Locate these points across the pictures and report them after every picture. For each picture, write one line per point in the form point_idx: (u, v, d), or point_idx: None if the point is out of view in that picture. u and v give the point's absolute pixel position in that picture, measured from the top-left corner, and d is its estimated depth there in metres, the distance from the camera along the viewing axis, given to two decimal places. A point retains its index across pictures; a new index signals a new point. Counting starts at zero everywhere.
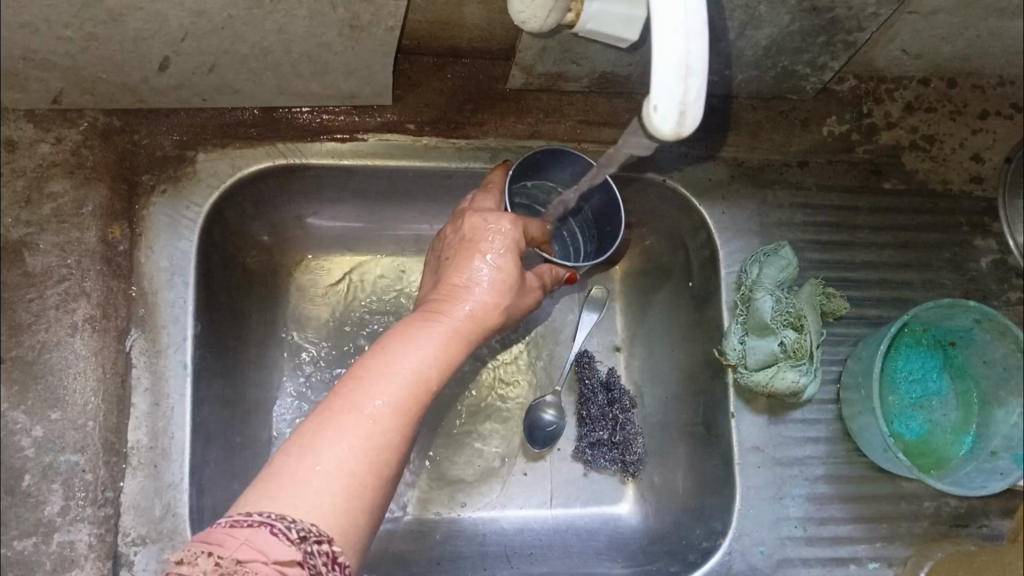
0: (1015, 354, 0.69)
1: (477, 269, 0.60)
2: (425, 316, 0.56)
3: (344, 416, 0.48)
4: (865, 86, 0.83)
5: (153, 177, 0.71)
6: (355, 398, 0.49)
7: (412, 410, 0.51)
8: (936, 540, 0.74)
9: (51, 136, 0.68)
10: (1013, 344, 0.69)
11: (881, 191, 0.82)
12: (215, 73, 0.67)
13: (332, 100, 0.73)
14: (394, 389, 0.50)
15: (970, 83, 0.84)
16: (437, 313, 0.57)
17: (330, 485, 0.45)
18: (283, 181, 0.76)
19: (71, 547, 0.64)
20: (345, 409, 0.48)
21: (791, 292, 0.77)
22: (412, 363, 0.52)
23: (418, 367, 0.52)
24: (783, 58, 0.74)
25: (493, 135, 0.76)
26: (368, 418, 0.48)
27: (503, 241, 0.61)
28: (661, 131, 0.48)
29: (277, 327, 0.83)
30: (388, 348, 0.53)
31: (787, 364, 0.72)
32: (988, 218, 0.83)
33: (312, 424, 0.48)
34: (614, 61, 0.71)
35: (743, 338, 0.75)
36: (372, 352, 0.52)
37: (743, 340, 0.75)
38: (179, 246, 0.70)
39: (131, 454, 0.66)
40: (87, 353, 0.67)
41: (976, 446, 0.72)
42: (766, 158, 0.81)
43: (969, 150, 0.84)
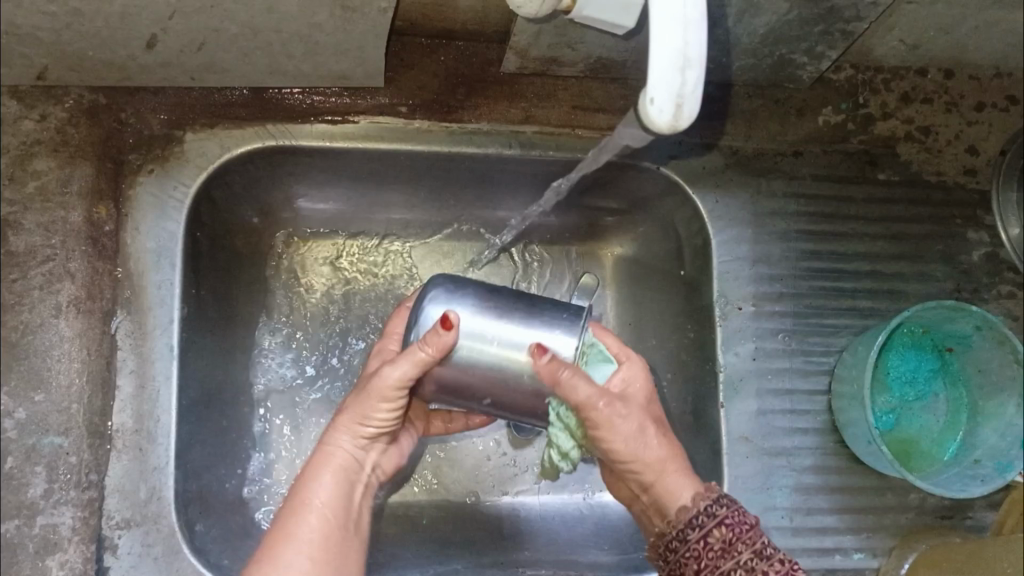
0: (1011, 365, 0.73)
1: (387, 393, 0.60)
2: (315, 459, 0.63)
3: (297, 507, 0.60)
4: (862, 76, 0.82)
5: (140, 157, 0.69)
6: (306, 490, 0.61)
7: (342, 516, 0.61)
8: (922, 531, 0.76)
9: (36, 113, 0.67)
10: (1011, 355, 0.73)
11: (876, 183, 0.82)
12: (204, 51, 0.65)
13: (323, 80, 0.71)
14: (315, 513, 0.60)
15: (966, 74, 0.84)
16: (323, 451, 0.63)
17: (320, 549, 0.59)
18: (272, 164, 0.74)
19: (54, 530, 0.63)
20: (298, 502, 0.61)
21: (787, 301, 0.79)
22: (327, 486, 0.62)
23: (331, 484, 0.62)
24: (781, 46, 0.73)
25: (486, 119, 0.75)
26: (317, 506, 0.60)
27: (425, 361, 0.57)
28: (657, 122, 0.48)
29: (263, 308, 0.82)
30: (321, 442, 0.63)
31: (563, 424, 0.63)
32: (981, 211, 0.83)
33: (259, 561, 0.57)
34: (610, 47, 0.71)
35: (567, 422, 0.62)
36: (307, 467, 0.63)
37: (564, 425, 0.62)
38: (166, 228, 0.69)
39: (116, 437, 0.66)
40: (71, 334, 0.66)
41: (960, 453, 0.76)
42: (761, 147, 0.81)
43: (964, 142, 0.83)
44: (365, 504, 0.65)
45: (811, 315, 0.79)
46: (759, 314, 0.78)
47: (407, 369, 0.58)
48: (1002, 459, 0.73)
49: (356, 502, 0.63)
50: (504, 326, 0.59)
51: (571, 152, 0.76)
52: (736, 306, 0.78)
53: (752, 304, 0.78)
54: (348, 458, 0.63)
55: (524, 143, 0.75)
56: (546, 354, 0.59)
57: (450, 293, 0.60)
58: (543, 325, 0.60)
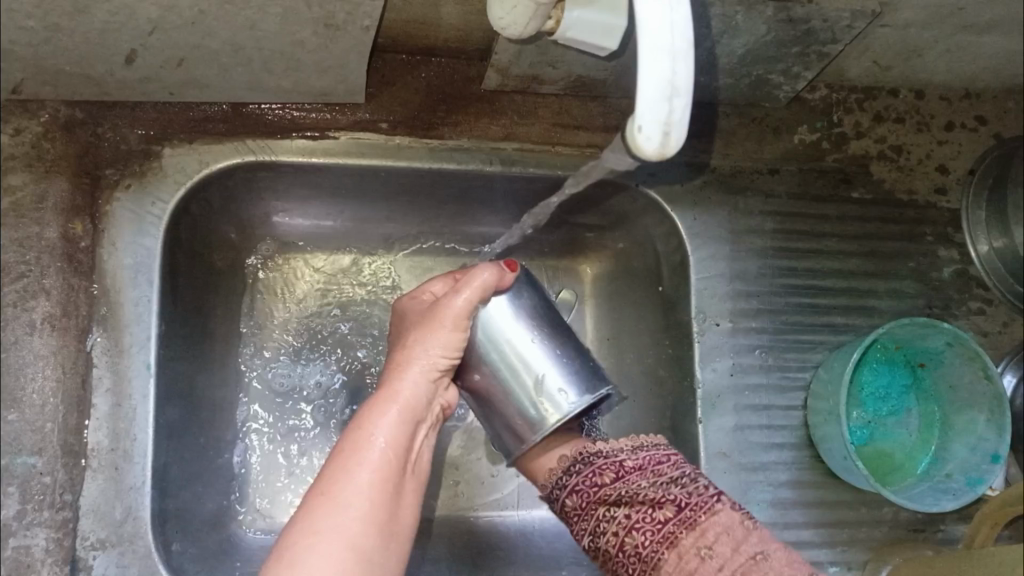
0: (981, 381, 0.75)
1: (449, 333, 0.64)
2: (386, 395, 0.63)
3: (356, 451, 0.59)
4: (836, 96, 0.84)
5: (117, 172, 0.69)
6: (365, 435, 0.60)
7: (401, 458, 0.60)
8: (895, 544, 0.78)
9: (10, 127, 0.66)
10: (981, 371, 0.74)
11: (850, 201, 0.83)
12: (184, 67, 0.65)
13: (304, 96, 0.71)
14: (377, 453, 0.59)
15: (937, 95, 0.86)
16: (391, 386, 0.63)
17: (383, 483, 0.58)
18: (252, 179, 0.74)
19: (26, 552, 0.63)
20: (357, 448, 0.59)
21: (764, 318, 0.80)
22: (392, 423, 0.61)
23: (390, 430, 0.61)
24: (759, 67, 0.74)
25: (466, 136, 0.75)
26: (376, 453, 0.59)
27: (487, 286, 0.64)
28: (645, 150, 0.49)
29: (239, 324, 0.81)
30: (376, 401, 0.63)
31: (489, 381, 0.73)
32: (952, 229, 0.85)
33: (315, 499, 0.56)
34: (591, 66, 0.71)
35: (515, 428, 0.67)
36: (362, 413, 0.62)
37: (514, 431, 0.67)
38: (144, 243, 0.68)
39: (92, 456, 0.65)
40: (46, 352, 0.65)
41: (932, 467, 0.78)
42: (738, 165, 0.81)
43: (934, 161, 0.85)
44: (426, 445, 0.65)
45: (788, 331, 0.80)
46: (736, 331, 0.79)
47: (468, 300, 0.64)
48: (973, 473, 0.74)
49: (416, 445, 0.63)
50: (541, 349, 0.64)
51: (552, 169, 0.76)
52: (714, 323, 0.78)
53: (729, 320, 0.79)
54: (418, 395, 0.63)
55: (505, 160, 0.75)
56: (546, 391, 0.63)
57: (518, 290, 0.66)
58: (569, 375, 0.64)
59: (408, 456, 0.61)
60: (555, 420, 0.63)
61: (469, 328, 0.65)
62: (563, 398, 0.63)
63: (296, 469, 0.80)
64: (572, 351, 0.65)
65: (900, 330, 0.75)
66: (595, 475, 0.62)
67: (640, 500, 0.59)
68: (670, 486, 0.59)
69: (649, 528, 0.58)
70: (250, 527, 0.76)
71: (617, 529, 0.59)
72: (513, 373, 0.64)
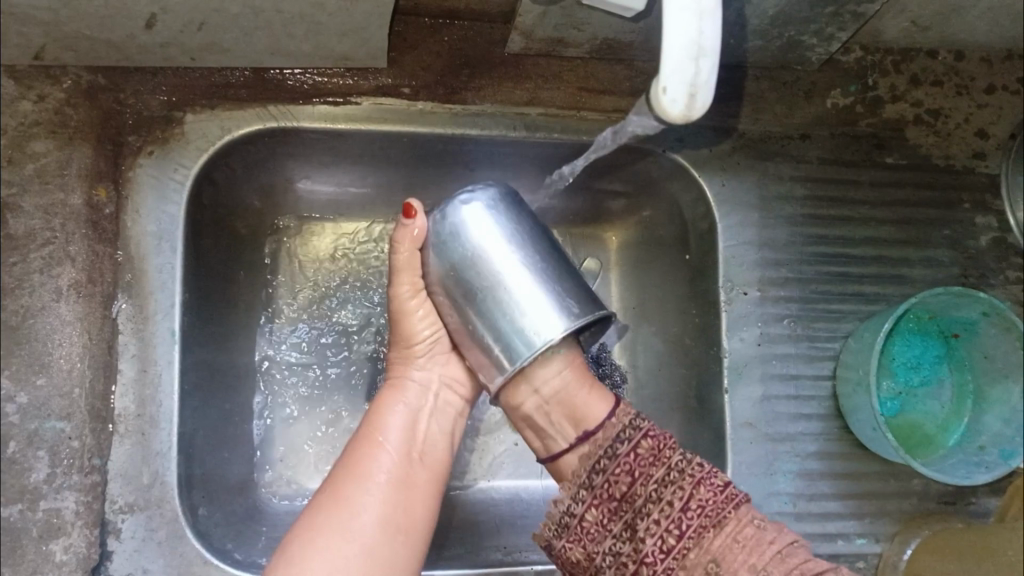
0: (1018, 351, 0.73)
1: (417, 314, 0.67)
2: (392, 389, 0.69)
3: (367, 448, 0.64)
4: (871, 58, 0.81)
5: (140, 139, 0.68)
6: (378, 426, 0.66)
7: (408, 452, 0.65)
8: (925, 516, 0.76)
9: (34, 93, 0.66)
10: (1017, 342, 0.73)
11: (883, 166, 0.81)
12: (204, 31, 0.64)
13: (325, 61, 0.70)
14: (384, 450, 0.64)
15: (977, 57, 0.83)
16: (398, 381, 0.69)
17: (393, 481, 0.63)
18: (275, 145, 0.73)
19: (57, 515, 0.63)
20: (370, 440, 0.65)
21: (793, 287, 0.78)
22: (397, 421, 0.66)
23: (397, 424, 0.66)
24: (791, 28, 0.72)
25: (490, 101, 0.74)
26: (386, 449, 0.64)
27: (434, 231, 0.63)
28: (670, 112, 0.48)
29: (263, 291, 0.81)
30: (385, 399, 0.68)
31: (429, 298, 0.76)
32: (990, 196, 0.82)
33: (326, 494, 0.61)
34: (617, 28, 0.69)
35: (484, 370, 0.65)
36: (374, 407, 0.68)
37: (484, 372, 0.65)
38: (167, 210, 0.68)
39: (119, 421, 0.66)
40: (72, 318, 0.65)
41: (964, 439, 0.76)
42: (769, 130, 0.79)
43: (973, 125, 0.82)
44: (436, 433, 0.69)
45: (816, 300, 0.79)
46: (764, 299, 0.77)
47: (437, 265, 0.62)
48: (1007, 446, 0.73)
49: (423, 435, 0.67)
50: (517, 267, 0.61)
51: (578, 134, 0.75)
52: (742, 291, 0.77)
53: (758, 289, 0.77)
54: (417, 387, 0.69)
55: (529, 126, 0.74)
56: (526, 317, 0.60)
57: (493, 205, 0.62)
58: (552, 302, 0.61)
59: (421, 442, 0.67)
60: (535, 349, 0.59)
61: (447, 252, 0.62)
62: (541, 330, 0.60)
63: (320, 436, 0.81)
64: (557, 270, 0.62)
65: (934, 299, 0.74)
66: (612, 484, 0.61)
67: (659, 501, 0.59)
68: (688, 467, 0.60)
69: (681, 525, 0.58)
70: (274, 493, 0.77)
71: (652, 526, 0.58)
72: (492, 295, 0.61)
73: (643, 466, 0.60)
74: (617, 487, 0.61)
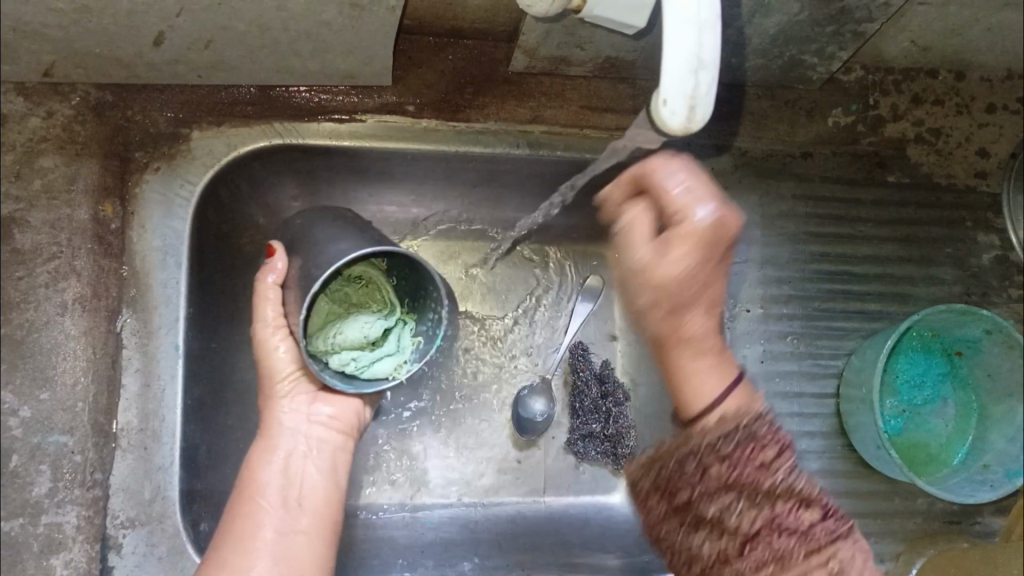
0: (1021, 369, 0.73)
1: (279, 348, 0.71)
2: (268, 434, 0.72)
3: (248, 504, 0.67)
4: (872, 77, 0.81)
5: (147, 155, 0.69)
6: (254, 476, 0.69)
7: (282, 498, 0.69)
8: (930, 535, 0.76)
9: (42, 109, 0.67)
10: (1020, 359, 0.72)
11: (885, 185, 0.82)
12: (212, 49, 0.65)
13: (330, 79, 0.71)
14: (265, 505, 0.67)
15: (977, 76, 0.83)
16: (270, 429, 0.72)
17: (277, 536, 0.66)
18: (279, 162, 0.74)
19: (58, 529, 0.63)
20: (253, 494, 0.68)
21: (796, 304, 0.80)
22: (273, 469, 0.70)
23: (270, 475, 0.69)
24: (792, 48, 0.73)
25: (493, 119, 0.74)
26: (265, 504, 0.67)
27: None
28: (670, 125, 0.49)
29: None
30: (260, 448, 0.71)
31: (410, 359, 0.74)
32: (991, 214, 0.82)
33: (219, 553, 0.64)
34: (619, 47, 0.70)
35: (339, 352, 0.73)
36: (250, 456, 0.71)
37: (340, 353, 0.73)
38: (171, 225, 0.69)
39: (120, 437, 0.66)
40: (77, 332, 0.65)
41: (969, 458, 0.76)
42: (770, 149, 0.79)
43: (974, 144, 0.82)
44: (313, 467, 0.72)
45: (819, 317, 0.80)
46: (767, 316, 0.80)
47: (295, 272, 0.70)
48: (1013, 464, 0.72)
49: (298, 479, 0.70)
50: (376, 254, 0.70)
51: (581, 151, 0.75)
52: (745, 308, 0.80)
53: (761, 306, 0.80)
54: (291, 431, 0.72)
55: (532, 143, 0.75)
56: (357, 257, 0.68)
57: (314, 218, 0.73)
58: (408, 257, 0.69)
59: (307, 486, 0.70)
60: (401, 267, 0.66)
61: (332, 245, 0.69)
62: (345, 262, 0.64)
63: None
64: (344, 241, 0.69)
65: (936, 317, 0.74)
66: (742, 447, 0.60)
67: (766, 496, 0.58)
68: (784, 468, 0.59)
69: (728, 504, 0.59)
70: None
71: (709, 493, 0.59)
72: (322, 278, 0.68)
73: (761, 453, 0.60)
74: (754, 457, 0.59)
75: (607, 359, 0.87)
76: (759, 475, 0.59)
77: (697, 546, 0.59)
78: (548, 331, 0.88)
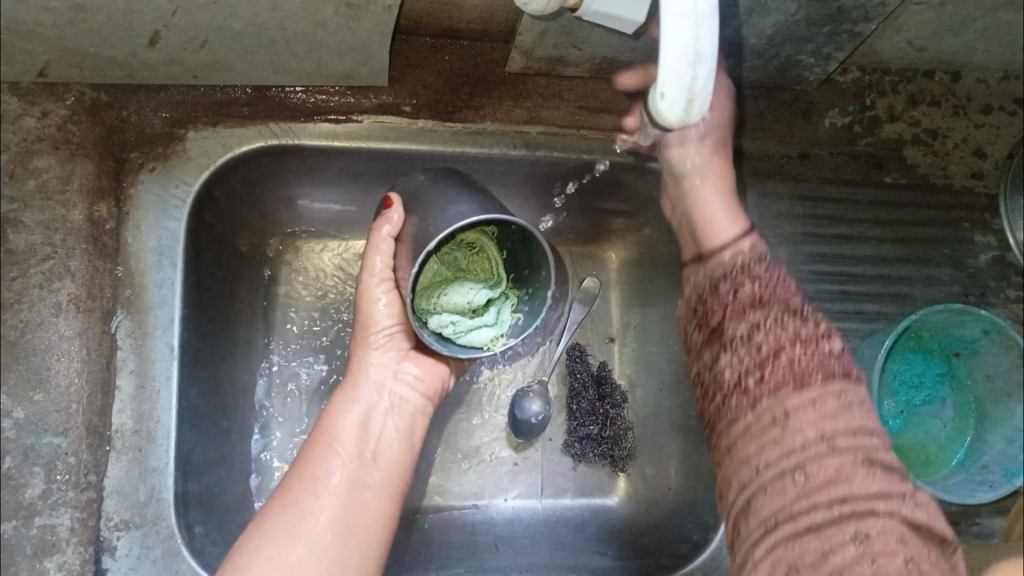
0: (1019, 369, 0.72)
1: (381, 301, 0.70)
2: (350, 384, 0.71)
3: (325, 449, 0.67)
4: (868, 78, 0.82)
5: (142, 155, 0.69)
6: (334, 423, 0.69)
7: (359, 451, 0.67)
8: None
9: (37, 110, 0.66)
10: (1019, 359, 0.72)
11: (882, 185, 0.81)
12: (207, 49, 0.65)
13: (326, 80, 0.71)
14: (339, 452, 0.67)
15: (974, 77, 0.83)
16: (355, 380, 0.71)
17: (347, 484, 0.65)
18: (275, 163, 0.74)
19: (52, 531, 0.63)
20: (329, 438, 0.68)
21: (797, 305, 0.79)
22: (352, 418, 0.69)
23: (349, 424, 0.69)
24: (788, 48, 0.73)
25: (490, 119, 0.74)
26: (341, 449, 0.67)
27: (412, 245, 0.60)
28: (668, 118, 0.49)
29: (262, 308, 0.81)
30: (343, 397, 0.71)
31: (508, 334, 0.64)
32: (989, 215, 0.82)
33: (289, 491, 0.64)
34: (616, 47, 0.70)
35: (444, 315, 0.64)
36: (334, 402, 0.71)
37: (444, 316, 0.64)
38: (168, 226, 0.68)
39: (116, 438, 0.65)
40: (71, 334, 0.65)
41: (967, 459, 0.76)
42: (767, 150, 0.80)
43: (971, 146, 0.83)
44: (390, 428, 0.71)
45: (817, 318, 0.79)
46: None
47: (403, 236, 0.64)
48: (1011, 465, 0.72)
49: (375, 434, 0.70)
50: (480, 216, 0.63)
51: (576, 152, 0.76)
52: None
53: None
54: (376, 384, 0.71)
55: (530, 144, 0.75)
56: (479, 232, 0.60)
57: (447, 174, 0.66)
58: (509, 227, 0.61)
59: (382, 442, 0.69)
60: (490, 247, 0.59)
61: (451, 208, 0.60)
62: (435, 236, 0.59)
63: None
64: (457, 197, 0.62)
65: (934, 318, 0.74)
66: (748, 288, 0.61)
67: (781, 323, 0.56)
68: (811, 352, 0.54)
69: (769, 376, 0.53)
70: None
71: (754, 374, 0.54)
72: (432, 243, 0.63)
73: (805, 331, 0.55)
74: (812, 354, 0.54)
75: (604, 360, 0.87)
76: (802, 355, 0.54)
77: (738, 427, 0.54)
78: (542, 330, 0.87)
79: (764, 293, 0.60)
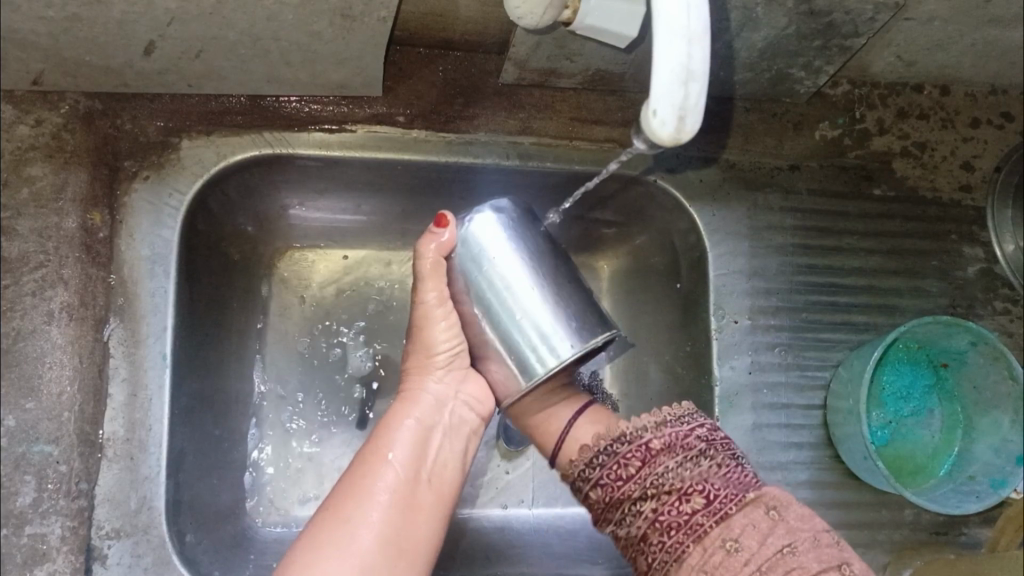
0: (1006, 381, 0.73)
1: (441, 323, 0.66)
2: (405, 403, 0.68)
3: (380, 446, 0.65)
4: (858, 91, 0.83)
5: (136, 164, 0.69)
6: (393, 425, 0.66)
7: (416, 461, 0.64)
8: (917, 546, 0.76)
9: (31, 118, 0.67)
10: (1006, 371, 0.73)
11: (871, 198, 0.82)
12: (202, 58, 0.65)
13: (320, 89, 0.71)
14: (394, 458, 0.63)
15: (962, 91, 0.84)
16: (410, 395, 0.68)
17: (397, 494, 0.61)
18: (269, 173, 0.74)
19: (42, 540, 0.63)
20: (383, 443, 0.65)
21: (788, 316, 0.79)
22: (414, 426, 0.66)
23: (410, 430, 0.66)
24: (779, 61, 0.73)
25: (483, 129, 0.75)
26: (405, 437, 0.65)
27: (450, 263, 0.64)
28: (660, 135, 0.49)
29: (255, 316, 0.81)
30: (398, 412, 0.67)
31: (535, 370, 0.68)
32: (976, 227, 0.83)
33: (340, 495, 0.61)
34: (609, 59, 0.71)
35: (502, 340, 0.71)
36: (390, 416, 0.67)
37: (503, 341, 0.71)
38: (161, 234, 0.68)
39: (107, 446, 0.65)
40: (63, 342, 0.65)
41: (955, 469, 0.77)
42: (757, 162, 0.80)
43: (959, 158, 0.84)
44: (447, 447, 0.68)
45: (807, 329, 0.79)
46: (755, 328, 0.78)
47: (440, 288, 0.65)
48: (997, 476, 0.73)
49: (432, 450, 0.66)
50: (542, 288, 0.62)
51: (570, 163, 0.76)
52: (733, 319, 0.77)
53: (748, 318, 0.78)
54: (431, 404, 0.68)
55: (522, 154, 0.75)
56: (541, 337, 0.61)
57: (515, 223, 0.63)
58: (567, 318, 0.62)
59: (452, 447, 0.68)
60: (551, 367, 0.60)
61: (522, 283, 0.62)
62: (553, 347, 0.61)
63: (311, 468, 0.80)
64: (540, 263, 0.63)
65: (923, 329, 0.74)
66: (620, 466, 0.58)
67: (664, 495, 0.55)
68: (669, 486, 0.55)
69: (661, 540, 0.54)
70: (264, 521, 0.77)
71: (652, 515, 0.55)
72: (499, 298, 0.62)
73: (649, 453, 0.57)
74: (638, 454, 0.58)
75: (595, 369, 0.87)
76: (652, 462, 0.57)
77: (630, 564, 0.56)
78: None
79: (632, 450, 0.58)
